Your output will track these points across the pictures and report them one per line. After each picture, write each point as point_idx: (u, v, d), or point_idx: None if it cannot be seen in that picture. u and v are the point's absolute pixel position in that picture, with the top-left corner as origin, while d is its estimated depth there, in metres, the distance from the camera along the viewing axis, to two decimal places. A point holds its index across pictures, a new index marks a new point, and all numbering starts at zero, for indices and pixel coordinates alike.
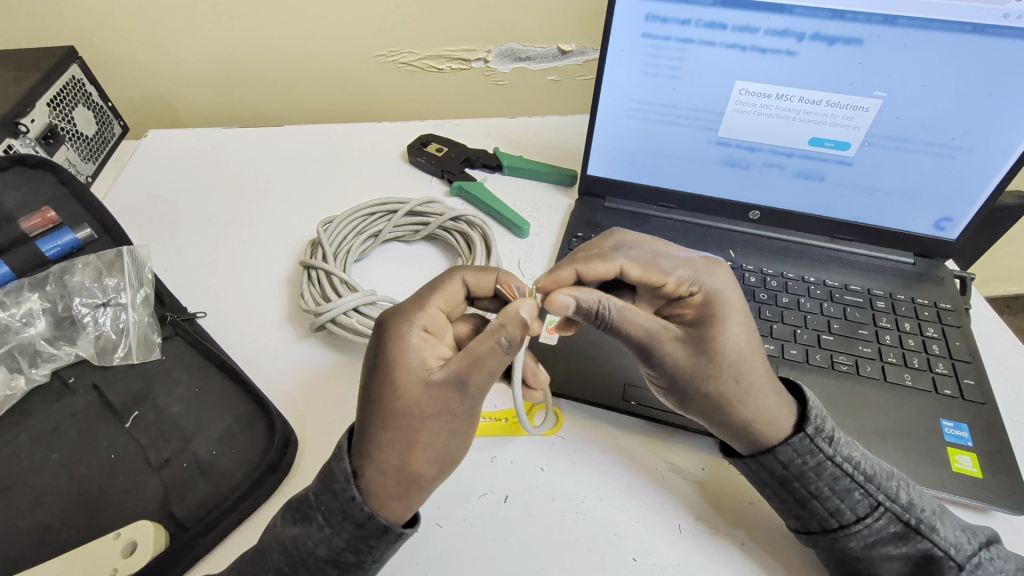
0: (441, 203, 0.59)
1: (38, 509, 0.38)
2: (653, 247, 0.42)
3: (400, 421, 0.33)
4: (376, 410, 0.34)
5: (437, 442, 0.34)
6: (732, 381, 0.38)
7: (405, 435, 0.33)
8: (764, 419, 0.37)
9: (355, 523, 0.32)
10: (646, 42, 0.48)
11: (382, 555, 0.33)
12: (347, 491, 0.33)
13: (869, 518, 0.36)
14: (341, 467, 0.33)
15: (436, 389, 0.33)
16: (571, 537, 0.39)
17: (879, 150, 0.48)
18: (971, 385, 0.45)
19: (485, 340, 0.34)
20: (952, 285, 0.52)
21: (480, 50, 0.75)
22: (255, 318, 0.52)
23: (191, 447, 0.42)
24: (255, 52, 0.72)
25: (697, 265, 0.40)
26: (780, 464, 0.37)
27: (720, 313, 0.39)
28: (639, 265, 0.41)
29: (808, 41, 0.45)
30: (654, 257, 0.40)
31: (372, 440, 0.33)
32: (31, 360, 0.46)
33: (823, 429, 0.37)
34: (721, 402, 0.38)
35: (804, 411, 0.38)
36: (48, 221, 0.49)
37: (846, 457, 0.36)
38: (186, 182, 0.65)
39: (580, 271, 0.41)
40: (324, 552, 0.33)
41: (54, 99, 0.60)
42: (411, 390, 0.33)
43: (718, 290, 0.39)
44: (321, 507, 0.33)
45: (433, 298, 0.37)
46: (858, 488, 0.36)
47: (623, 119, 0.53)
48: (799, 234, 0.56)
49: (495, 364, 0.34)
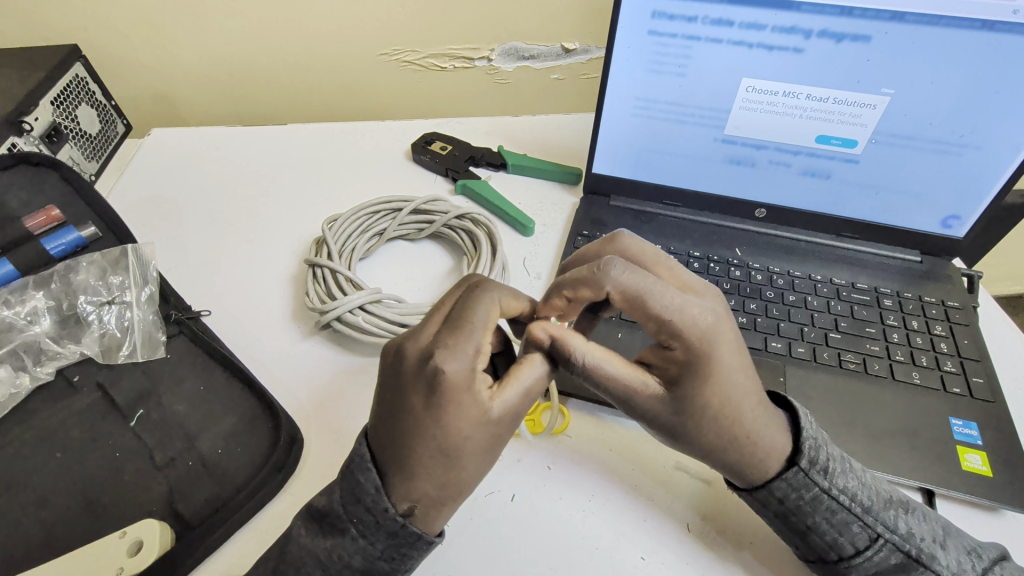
0: (446, 201, 0.58)
1: (42, 509, 0.38)
2: (642, 277, 0.34)
3: (457, 462, 0.32)
4: (435, 450, 0.31)
5: (489, 467, 0.34)
6: (717, 434, 0.36)
7: (466, 471, 0.33)
8: (753, 464, 0.36)
9: (389, 533, 0.32)
10: (652, 39, 0.48)
11: (412, 562, 0.34)
12: (380, 502, 0.32)
13: (869, 550, 0.35)
14: (370, 479, 0.32)
15: (498, 427, 0.33)
16: (579, 537, 0.39)
17: (886, 148, 0.48)
18: (980, 383, 0.44)
19: (537, 375, 0.34)
20: (960, 283, 0.52)
21: (484, 48, 0.75)
22: (259, 317, 0.52)
23: (197, 446, 0.42)
24: (259, 51, 0.72)
25: (686, 315, 0.34)
26: (774, 498, 0.36)
27: (704, 373, 0.35)
28: (624, 299, 0.34)
29: (815, 38, 0.45)
30: (645, 295, 0.34)
31: (430, 477, 0.32)
32: (36, 359, 0.45)
33: (817, 462, 0.36)
34: (707, 447, 0.37)
35: (798, 442, 0.37)
36: (53, 219, 0.49)
37: (842, 490, 0.35)
38: (189, 181, 0.65)
39: (568, 296, 0.36)
40: (359, 562, 0.33)
41: (58, 98, 0.60)
42: (473, 434, 0.32)
43: (706, 343, 0.34)
44: (354, 519, 0.32)
45: (482, 331, 0.33)
46: (857, 521, 0.35)
47: (628, 117, 0.53)
48: (806, 232, 0.56)
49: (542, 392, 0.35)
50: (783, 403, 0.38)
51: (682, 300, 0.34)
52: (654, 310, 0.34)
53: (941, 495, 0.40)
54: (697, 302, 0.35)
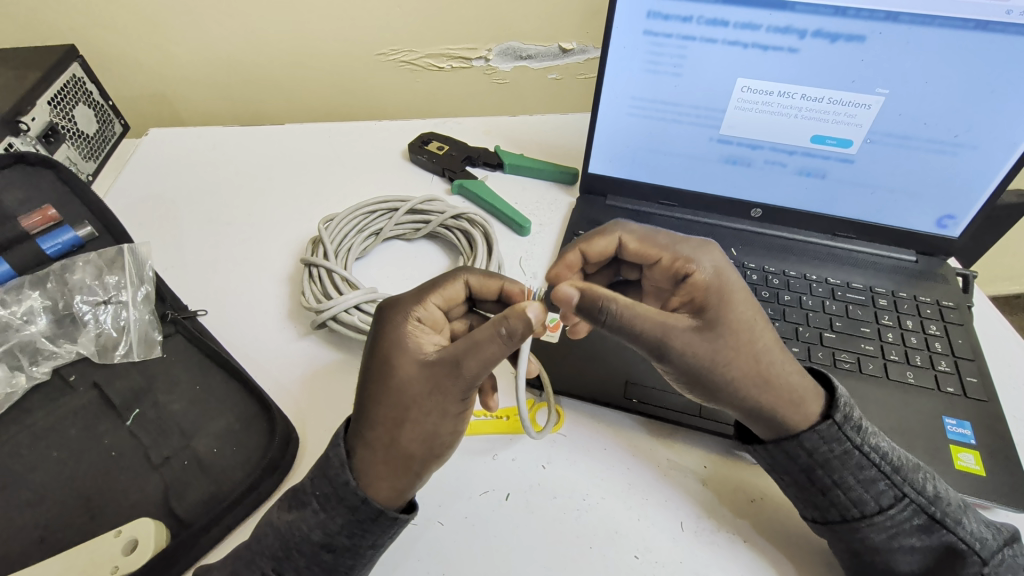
0: (442, 201, 0.59)
1: (38, 508, 0.38)
2: (647, 226, 0.43)
3: (392, 400, 0.33)
4: (371, 391, 0.34)
5: (426, 421, 0.33)
6: (752, 364, 0.37)
7: (396, 415, 0.33)
8: (790, 397, 0.37)
9: (349, 507, 0.33)
10: (647, 39, 0.48)
11: (378, 541, 0.33)
12: (341, 475, 0.33)
13: (893, 509, 0.35)
14: (336, 451, 0.34)
15: (428, 371, 0.33)
16: (574, 534, 0.39)
17: (880, 147, 0.48)
18: (974, 383, 0.44)
19: (485, 327, 0.33)
20: (955, 283, 0.52)
21: (481, 48, 0.75)
22: (256, 316, 0.52)
23: (191, 445, 0.42)
24: (256, 51, 0.72)
25: (693, 245, 0.40)
26: (805, 451, 0.37)
27: (725, 293, 0.38)
28: (637, 238, 0.42)
29: (810, 38, 0.45)
30: (652, 232, 0.42)
31: (366, 418, 0.33)
32: (32, 359, 0.45)
33: (851, 418, 0.37)
34: (747, 384, 0.37)
35: (832, 399, 0.38)
36: (49, 219, 0.49)
37: (873, 447, 0.36)
38: (186, 181, 0.65)
39: (584, 250, 0.43)
40: (319, 536, 0.33)
41: (55, 98, 0.60)
42: (406, 374, 0.33)
43: (717, 267, 0.39)
44: (316, 492, 0.34)
45: (432, 293, 0.38)
46: (884, 478, 0.36)
47: (624, 117, 0.53)
48: (800, 232, 0.56)
49: (495, 352, 0.33)
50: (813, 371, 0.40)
51: (688, 236, 0.41)
52: (665, 241, 0.41)
53: None
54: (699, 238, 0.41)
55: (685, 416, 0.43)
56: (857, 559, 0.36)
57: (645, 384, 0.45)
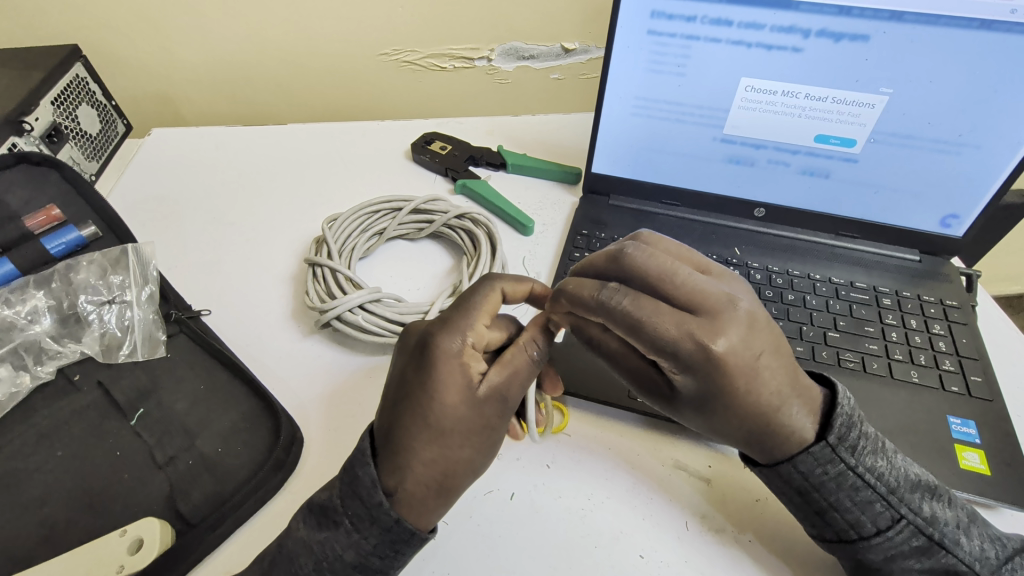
0: (446, 200, 0.58)
1: (43, 508, 0.38)
2: (642, 314, 0.35)
3: (447, 437, 0.33)
4: (420, 423, 0.33)
5: (476, 454, 0.34)
6: (737, 404, 0.36)
7: (448, 452, 0.33)
8: (778, 429, 0.36)
9: (383, 527, 0.32)
10: (651, 39, 0.48)
11: (406, 557, 0.34)
12: (374, 496, 0.32)
13: (891, 530, 0.35)
14: (367, 472, 0.32)
15: (483, 407, 0.34)
16: (580, 535, 0.39)
17: (884, 147, 0.48)
18: (978, 381, 0.44)
19: (517, 354, 0.36)
20: (959, 282, 0.52)
21: (484, 48, 0.75)
22: (260, 315, 0.52)
23: (197, 445, 0.42)
24: (259, 51, 0.72)
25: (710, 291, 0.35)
26: (800, 473, 0.36)
27: (714, 384, 0.35)
28: (624, 330, 0.36)
29: (814, 37, 0.45)
30: (642, 328, 0.35)
31: (415, 450, 0.33)
32: (36, 358, 0.45)
33: (846, 440, 0.35)
34: (729, 416, 0.36)
35: (827, 419, 0.36)
36: (53, 218, 0.49)
37: (868, 468, 0.35)
38: (189, 181, 0.65)
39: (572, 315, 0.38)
40: (353, 556, 0.33)
41: (59, 97, 0.60)
42: (464, 411, 0.33)
43: (709, 367, 0.34)
44: (348, 512, 0.33)
45: (478, 312, 0.36)
46: (880, 500, 0.35)
47: (628, 117, 0.53)
48: (804, 231, 0.56)
49: (527, 376, 0.36)
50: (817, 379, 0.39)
51: (683, 332, 0.34)
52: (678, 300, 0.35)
53: None
54: (701, 334, 0.34)
55: None
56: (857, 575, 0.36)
57: None
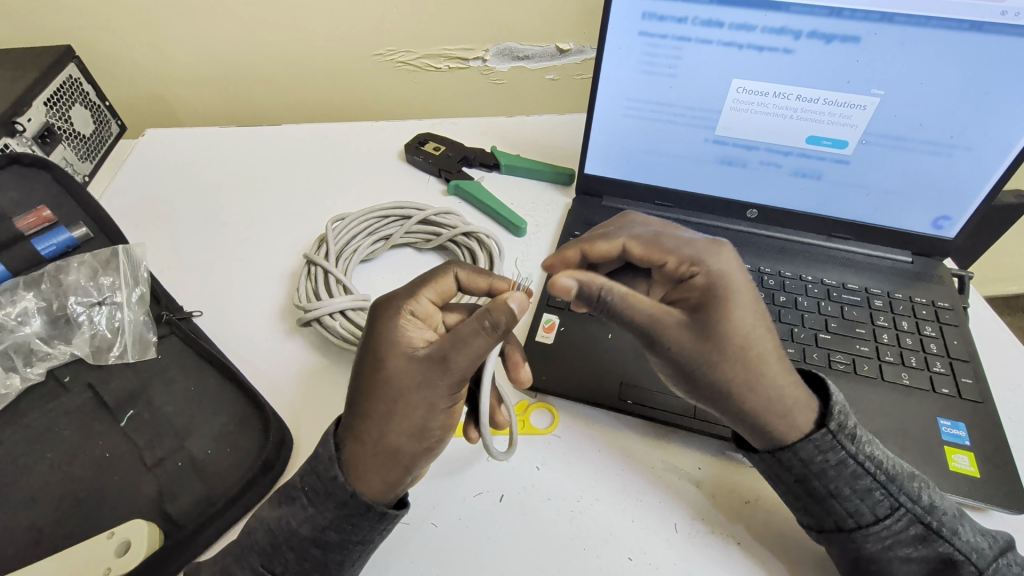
0: (458, 215, 0.57)
1: (32, 509, 0.38)
2: (655, 229, 0.42)
3: (380, 393, 0.33)
4: (360, 384, 0.34)
5: (415, 414, 0.33)
6: (741, 368, 0.37)
7: (384, 410, 0.33)
8: (777, 408, 0.36)
9: (338, 502, 0.33)
10: (643, 40, 0.48)
11: (367, 536, 0.34)
12: (330, 470, 0.33)
13: (889, 519, 0.35)
14: (326, 449, 0.34)
15: (417, 363, 0.33)
16: (568, 536, 0.39)
17: (876, 148, 0.48)
18: (969, 384, 0.44)
19: (469, 322, 0.33)
20: (951, 284, 0.52)
21: (479, 49, 0.75)
22: (252, 316, 0.52)
23: (186, 446, 0.42)
24: (253, 51, 0.72)
25: (700, 244, 0.39)
26: (799, 460, 0.36)
27: (724, 297, 0.37)
28: (642, 242, 0.41)
29: (805, 39, 0.45)
30: (657, 237, 0.41)
31: (357, 411, 0.34)
32: (26, 359, 0.45)
33: (846, 427, 0.36)
34: (733, 390, 0.37)
35: (826, 407, 0.37)
36: (43, 220, 0.49)
37: (868, 456, 0.36)
38: (182, 181, 0.65)
39: (585, 250, 0.43)
40: (308, 531, 0.33)
41: (52, 98, 0.60)
42: (395, 368, 0.33)
43: (722, 269, 0.38)
44: (305, 488, 0.34)
45: (426, 287, 0.38)
46: (879, 488, 0.36)
47: (620, 118, 0.53)
48: (796, 233, 0.56)
49: (479, 346, 0.33)
50: (807, 375, 0.39)
51: (696, 237, 0.40)
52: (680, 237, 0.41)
53: None
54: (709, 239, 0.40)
55: (679, 418, 0.43)
56: (854, 565, 0.36)
57: (640, 385, 0.45)
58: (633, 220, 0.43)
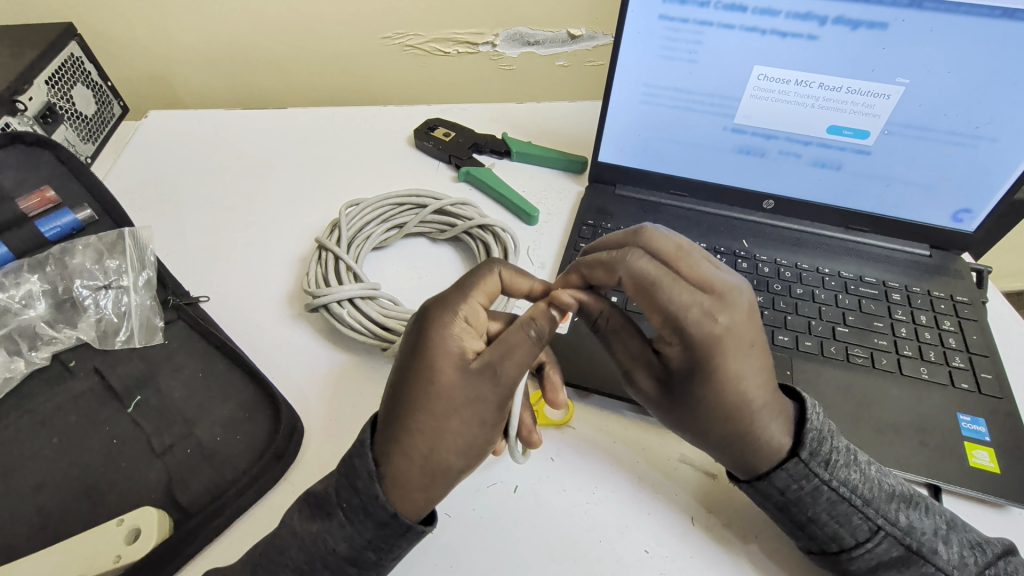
0: (475, 206, 0.56)
1: (39, 495, 0.37)
2: (656, 270, 0.36)
3: (436, 406, 0.32)
4: (410, 395, 0.33)
5: (467, 432, 0.33)
6: (723, 411, 0.36)
7: (437, 425, 0.32)
8: (760, 447, 0.36)
9: (378, 522, 0.32)
10: (663, 24, 0.47)
11: (401, 552, 0.33)
12: (370, 488, 0.32)
13: (870, 542, 0.35)
14: (364, 463, 0.32)
15: (475, 379, 0.33)
16: (583, 528, 0.38)
17: (899, 139, 0.47)
18: (988, 379, 0.44)
19: (516, 331, 0.33)
20: (969, 279, 0.51)
21: (489, 33, 0.73)
22: (260, 302, 0.51)
23: (195, 434, 0.41)
24: (259, 32, 0.71)
25: (691, 311, 0.35)
26: (776, 489, 0.36)
27: (704, 359, 0.36)
28: (636, 288, 0.36)
29: (831, 25, 0.44)
30: (652, 289, 0.36)
31: (405, 425, 0.32)
32: (31, 343, 0.45)
33: (819, 454, 0.35)
34: (717, 426, 0.37)
35: (799, 433, 0.36)
36: (47, 200, 0.48)
37: (842, 482, 0.35)
38: (186, 164, 0.63)
39: (584, 277, 0.40)
40: (345, 550, 0.32)
41: (54, 77, 0.58)
42: (452, 381, 0.32)
43: (706, 339, 0.35)
44: (342, 505, 0.33)
45: (474, 290, 0.37)
46: (858, 512, 0.35)
47: (637, 105, 0.52)
48: (814, 224, 0.55)
49: (528, 359, 0.33)
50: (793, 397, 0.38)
51: (693, 297, 0.35)
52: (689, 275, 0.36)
53: (948, 490, 0.40)
54: (707, 302, 0.35)
55: None
56: None
57: None
58: (636, 251, 0.36)
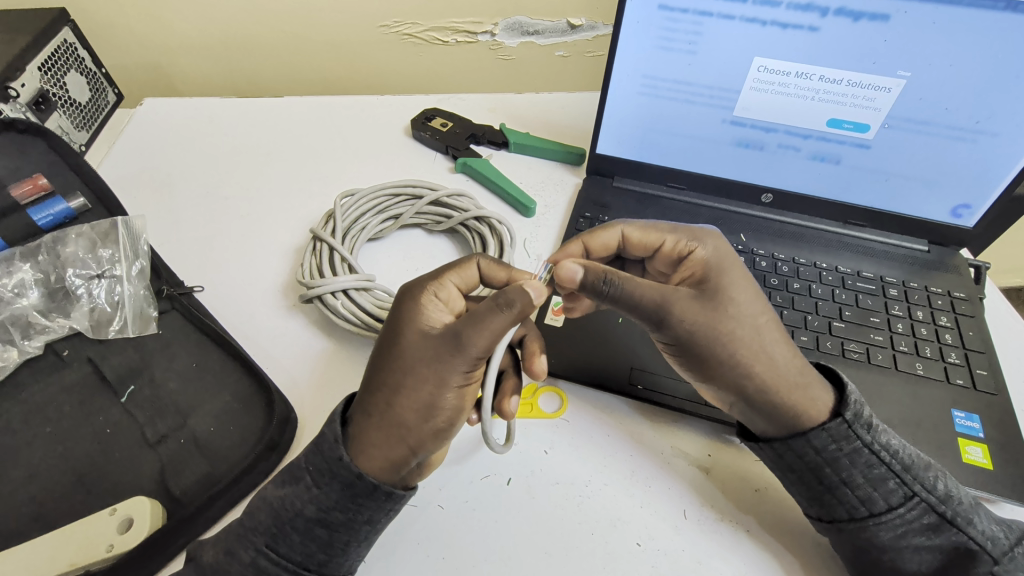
0: (470, 197, 0.56)
1: (32, 484, 0.37)
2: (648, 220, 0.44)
3: (394, 365, 0.33)
4: (377, 360, 0.34)
5: (423, 391, 0.32)
6: (750, 348, 0.38)
7: (395, 382, 0.33)
8: (790, 384, 0.37)
9: (344, 483, 0.32)
10: (663, 14, 0.46)
11: (373, 517, 0.33)
12: (335, 450, 0.32)
13: (902, 508, 0.35)
14: (332, 426, 0.33)
15: (431, 340, 0.33)
16: (575, 521, 0.38)
17: (898, 133, 0.47)
18: (983, 375, 0.44)
19: (483, 302, 0.34)
20: (967, 274, 0.51)
21: (487, 23, 0.72)
22: (255, 292, 0.51)
23: (188, 424, 0.41)
24: (255, 20, 0.70)
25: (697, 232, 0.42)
26: (812, 449, 0.36)
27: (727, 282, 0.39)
28: (639, 231, 0.43)
29: (832, 16, 0.43)
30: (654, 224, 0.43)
31: (369, 385, 0.34)
32: (24, 332, 0.44)
33: (862, 416, 0.36)
34: (747, 366, 0.37)
35: (842, 397, 0.37)
36: (40, 188, 0.47)
37: (884, 445, 0.36)
38: (181, 153, 0.63)
39: (586, 242, 0.44)
40: (313, 512, 0.33)
41: (47, 63, 0.57)
42: (410, 341, 0.34)
43: (718, 252, 0.41)
44: (310, 468, 0.33)
45: (449, 272, 0.38)
46: (894, 477, 0.35)
47: (635, 96, 0.51)
48: (812, 219, 0.55)
49: (495, 329, 0.33)
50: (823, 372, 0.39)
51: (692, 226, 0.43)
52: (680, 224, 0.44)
53: None
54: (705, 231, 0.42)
55: (689, 403, 0.43)
56: (866, 555, 0.35)
57: (650, 370, 0.44)
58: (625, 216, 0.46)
